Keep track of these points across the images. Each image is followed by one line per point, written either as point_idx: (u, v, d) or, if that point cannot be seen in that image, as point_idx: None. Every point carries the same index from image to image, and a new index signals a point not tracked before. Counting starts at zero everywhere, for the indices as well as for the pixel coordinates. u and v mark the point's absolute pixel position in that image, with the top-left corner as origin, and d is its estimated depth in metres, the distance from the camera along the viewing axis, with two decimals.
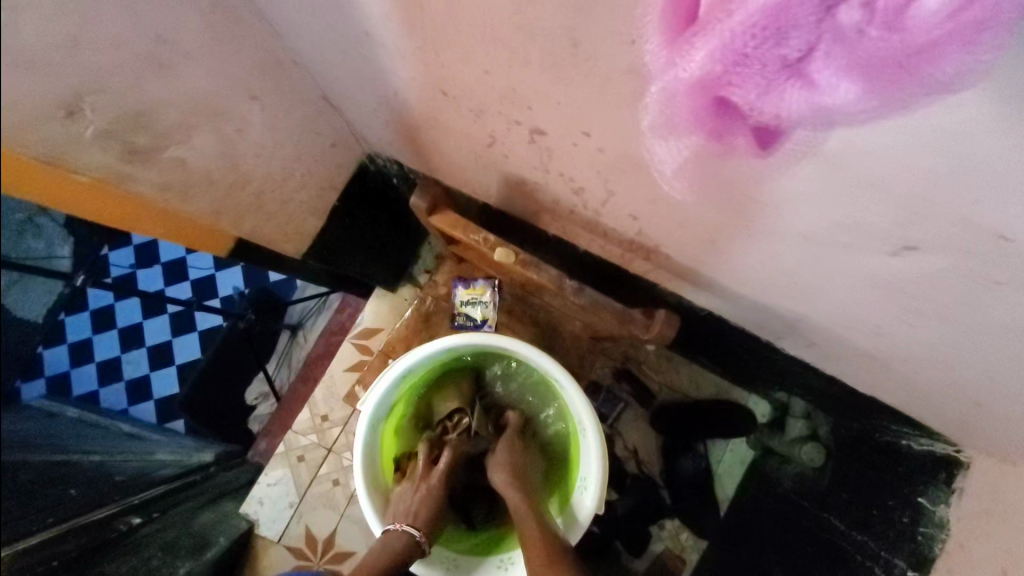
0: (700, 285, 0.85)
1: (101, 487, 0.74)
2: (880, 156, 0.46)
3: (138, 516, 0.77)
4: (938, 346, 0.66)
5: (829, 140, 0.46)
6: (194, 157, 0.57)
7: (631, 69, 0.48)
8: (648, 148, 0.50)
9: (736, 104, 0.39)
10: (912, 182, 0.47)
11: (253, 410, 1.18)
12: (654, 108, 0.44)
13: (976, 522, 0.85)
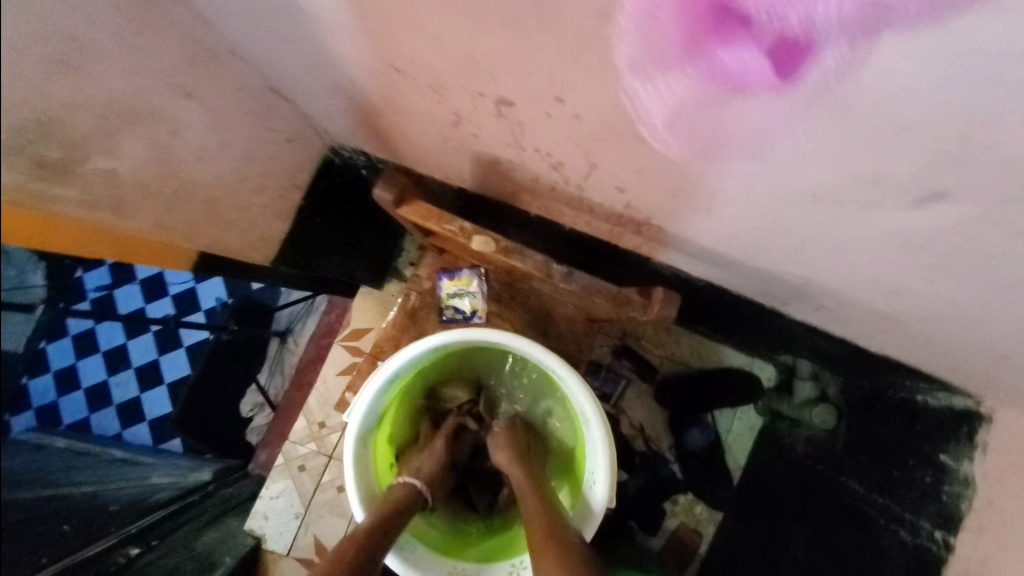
0: (687, 252, 0.71)
1: (95, 520, 1.10)
2: (913, 80, 0.33)
3: (135, 546, 1.10)
4: (964, 307, 0.52)
5: (860, 67, 0.33)
6: (126, 166, 0.52)
7: (607, 18, 0.36)
8: (638, 99, 0.42)
9: (747, 9, 0.30)
10: (948, 111, 0.34)
11: (250, 421, 1.58)
12: (642, 36, 0.36)
13: (1005, 475, 0.76)
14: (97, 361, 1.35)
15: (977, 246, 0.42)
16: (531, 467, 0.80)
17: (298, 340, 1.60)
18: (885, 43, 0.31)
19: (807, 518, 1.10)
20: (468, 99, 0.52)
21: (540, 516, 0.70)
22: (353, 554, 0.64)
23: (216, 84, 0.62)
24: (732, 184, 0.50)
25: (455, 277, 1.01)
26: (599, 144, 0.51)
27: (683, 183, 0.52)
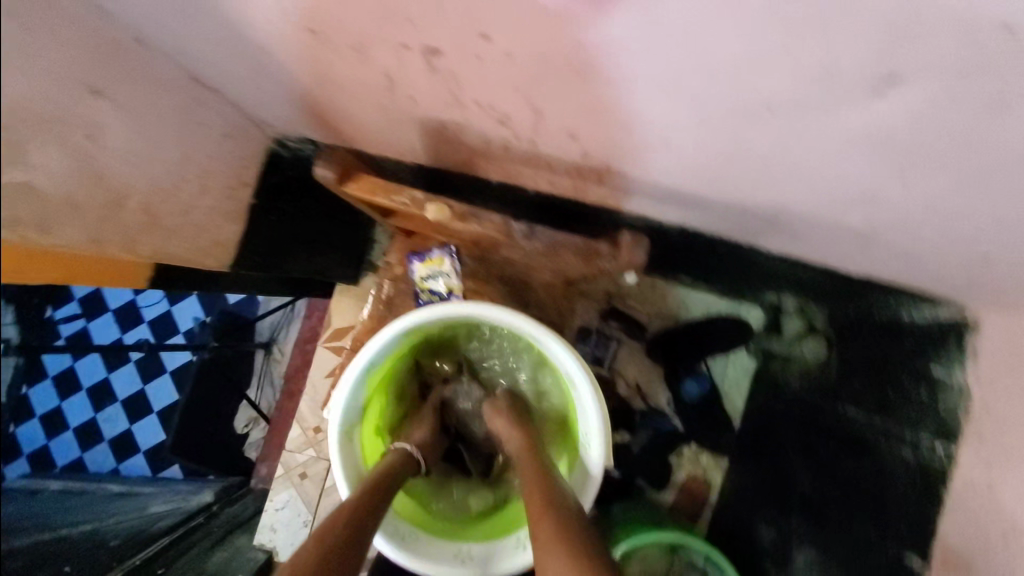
0: (651, 195, 0.69)
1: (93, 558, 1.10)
2: None
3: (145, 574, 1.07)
4: (937, 206, 0.50)
5: None
6: (40, 178, 0.47)
7: None
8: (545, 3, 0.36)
9: None
10: None
11: (246, 437, 1.56)
12: None
13: (996, 379, 0.75)
14: (82, 396, 1.42)
15: (958, 130, 0.38)
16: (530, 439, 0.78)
17: (284, 349, 1.58)
18: None
19: (812, 450, 1.09)
20: (396, 55, 0.48)
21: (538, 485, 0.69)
22: (338, 531, 0.61)
23: (130, 79, 0.56)
24: (671, 105, 0.45)
25: (427, 258, 0.96)
26: (542, 87, 0.47)
27: (631, 115, 0.48)
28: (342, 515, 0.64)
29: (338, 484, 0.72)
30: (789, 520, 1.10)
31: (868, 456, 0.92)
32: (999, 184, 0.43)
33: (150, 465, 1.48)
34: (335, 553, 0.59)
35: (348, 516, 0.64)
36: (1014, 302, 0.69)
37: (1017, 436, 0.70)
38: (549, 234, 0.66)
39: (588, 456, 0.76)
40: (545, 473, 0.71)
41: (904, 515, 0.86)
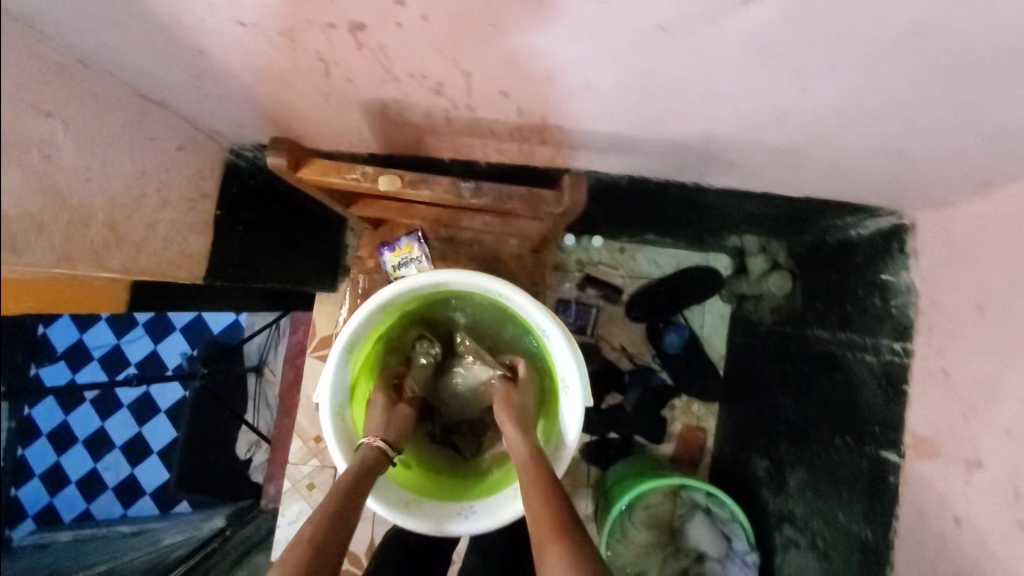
0: (593, 147, 0.73)
1: None
2: None
3: None
4: (844, 109, 0.54)
5: None
6: (11, 202, 0.49)
7: None
8: None
9: None
10: None
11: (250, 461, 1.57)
12: None
13: (935, 272, 0.79)
14: (80, 452, 1.43)
15: (828, 22, 0.42)
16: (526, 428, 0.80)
17: (275, 369, 1.59)
18: None
19: (790, 379, 1.12)
20: (324, 36, 0.51)
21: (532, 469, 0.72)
22: (328, 514, 0.64)
23: (78, 97, 0.59)
24: (579, 44, 0.48)
25: (396, 247, 0.97)
26: (466, 48, 0.50)
27: (549, 63, 0.52)
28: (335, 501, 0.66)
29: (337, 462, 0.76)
30: (778, 448, 1.12)
31: (840, 370, 0.96)
32: (887, 69, 0.47)
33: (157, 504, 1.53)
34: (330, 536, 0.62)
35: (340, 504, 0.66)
36: (945, 196, 0.74)
37: (960, 323, 0.73)
38: (495, 190, 0.68)
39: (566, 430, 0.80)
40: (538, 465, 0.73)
41: (878, 416, 0.86)
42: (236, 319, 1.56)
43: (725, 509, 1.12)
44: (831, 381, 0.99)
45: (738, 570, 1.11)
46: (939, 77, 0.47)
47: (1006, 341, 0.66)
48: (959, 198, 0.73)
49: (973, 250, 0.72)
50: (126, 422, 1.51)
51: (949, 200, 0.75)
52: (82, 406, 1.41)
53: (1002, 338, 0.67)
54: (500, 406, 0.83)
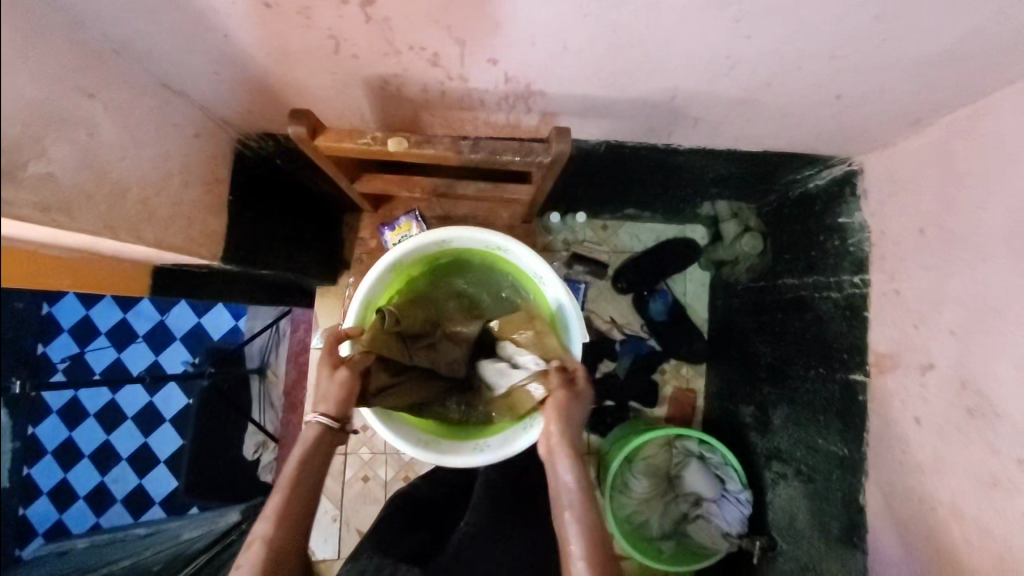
0: (572, 112, 0.81)
1: None
2: None
3: None
4: (785, 50, 0.63)
5: None
6: (59, 169, 0.57)
7: None
8: None
9: None
10: None
11: (260, 460, 1.49)
12: None
13: (881, 206, 0.88)
14: (88, 465, 1.48)
15: None
16: (574, 441, 0.77)
17: (278, 370, 1.53)
18: None
19: (767, 327, 1.20)
20: (335, 11, 0.58)
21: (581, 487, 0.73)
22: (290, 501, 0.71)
23: (113, 84, 0.66)
24: (556, 4, 0.56)
25: (395, 226, 1.08)
26: (459, 15, 0.58)
27: (532, 24, 0.60)
28: (287, 494, 0.71)
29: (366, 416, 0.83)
30: (762, 393, 1.20)
31: (808, 309, 1.06)
32: (811, 11, 0.56)
33: (166, 510, 1.47)
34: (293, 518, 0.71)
35: (295, 496, 0.72)
36: (886, 136, 0.83)
37: (904, 248, 0.83)
38: (491, 147, 0.75)
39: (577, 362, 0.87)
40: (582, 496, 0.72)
41: (845, 343, 0.95)
42: (234, 325, 1.54)
43: (716, 452, 1.20)
44: (801, 321, 1.08)
45: (735, 507, 1.17)
46: (858, 12, 0.56)
47: (946, 254, 0.75)
48: (897, 137, 0.83)
49: (910, 181, 0.82)
50: (131, 435, 1.51)
51: (890, 140, 0.85)
52: (87, 418, 1.49)
53: (941, 251, 0.76)
54: (554, 403, 0.79)
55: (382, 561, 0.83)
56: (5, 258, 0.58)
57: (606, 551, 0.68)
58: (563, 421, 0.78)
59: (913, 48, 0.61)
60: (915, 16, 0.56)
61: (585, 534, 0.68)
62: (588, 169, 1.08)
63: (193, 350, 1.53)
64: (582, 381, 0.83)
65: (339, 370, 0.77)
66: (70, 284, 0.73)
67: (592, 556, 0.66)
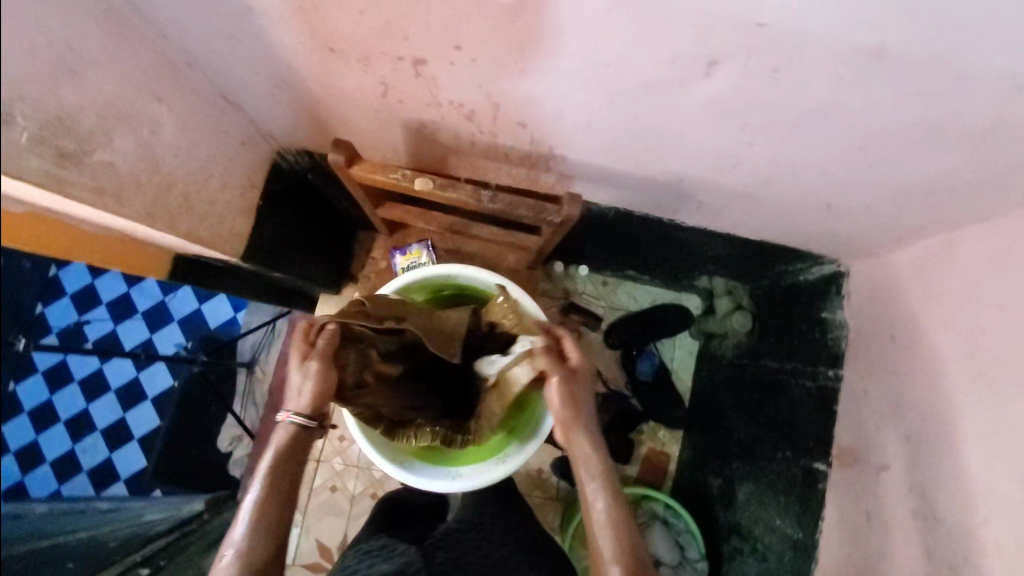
0: (588, 178, 0.88)
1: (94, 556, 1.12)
2: None
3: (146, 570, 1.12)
4: (781, 159, 0.70)
5: None
6: (119, 159, 0.63)
7: None
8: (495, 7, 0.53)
9: None
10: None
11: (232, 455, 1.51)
12: None
13: (861, 310, 0.94)
14: (56, 434, 1.23)
15: (761, 94, 0.58)
16: (586, 423, 0.79)
17: (267, 368, 1.56)
18: None
19: (744, 404, 1.20)
20: (392, 65, 0.66)
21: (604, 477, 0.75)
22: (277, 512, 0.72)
23: (179, 89, 0.73)
24: (587, 91, 0.64)
25: (407, 251, 1.09)
26: (500, 85, 0.66)
27: (564, 100, 0.67)
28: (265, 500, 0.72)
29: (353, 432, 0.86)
30: (731, 467, 1.19)
31: (783, 393, 1.09)
32: (811, 134, 0.63)
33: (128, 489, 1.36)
34: (277, 524, 0.72)
35: (265, 516, 0.71)
36: (870, 247, 0.90)
37: (876, 351, 0.89)
38: (507, 200, 0.81)
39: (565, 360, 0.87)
40: (607, 483, 0.75)
41: (812, 432, 1.00)
42: (233, 316, 1.54)
43: (681, 520, 1.23)
44: (775, 404, 1.10)
45: None
46: (852, 136, 0.62)
47: (912, 364, 0.80)
48: (879, 249, 0.90)
49: (887, 291, 0.88)
50: (110, 408, 1.38)
51: (873, 250, 0.91)
52: (71, 383, 1.29)
53: (908, 361, 0.81)
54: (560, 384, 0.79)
55: (387, 541, 0.90)
56: (40, 229, 0.60)
57: (633, 541, 0.71)
58: (568, 406, 0.78)
59: (895, 177, 0.68)
60: (899, 150, 0.63)
61: (610, 531, 0.71)
62: (594, 227, 1.15)
63: (187, 335, 1.48)
64: (574, 353, 0.81)
65: (310, 361, 0.78)
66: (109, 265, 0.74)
67: (620, 550, 0.70)
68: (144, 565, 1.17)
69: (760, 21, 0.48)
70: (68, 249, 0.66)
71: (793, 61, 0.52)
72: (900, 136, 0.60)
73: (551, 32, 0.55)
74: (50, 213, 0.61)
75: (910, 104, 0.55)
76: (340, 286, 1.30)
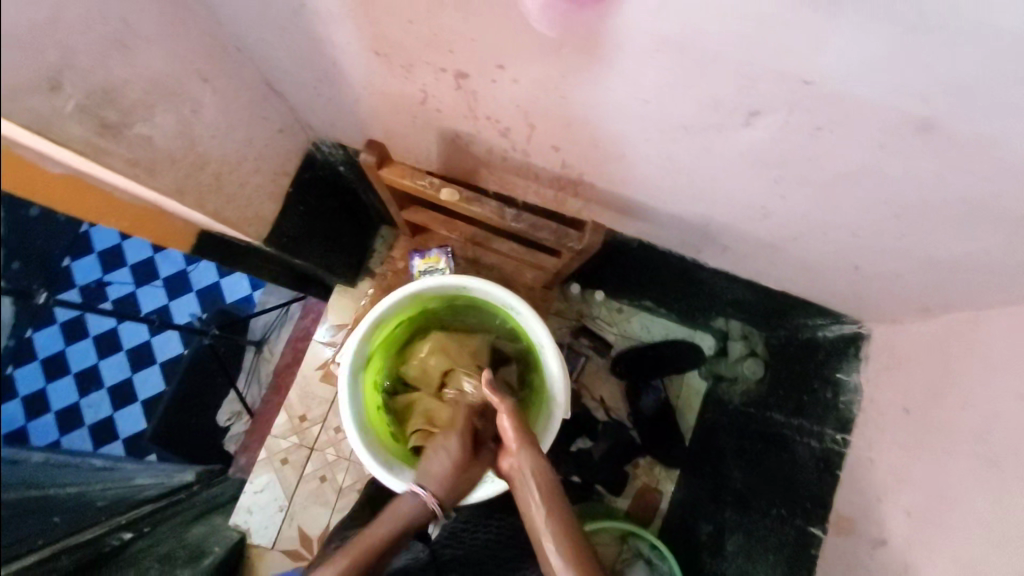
0: (614, 207, 0.87)
1: (82, 512, 1.03)
2: (713, 18, 0.45)
3: (129, 533, 1.10)
4: (812, 216, 0.69)
5: (667, 17, 0.47)
6: (157, 134, 0.65)
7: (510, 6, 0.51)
8: (543, 34, 0.53)
9: None
10: (723, 40, 0.47)
11: (227, 430, 1.54)
12: None
13: (878, 377, 0.92)
14: (68, 383, 1.14)
15: (797, 149, 0.57)
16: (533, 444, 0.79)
17: (274, 350, 1.64)
18: None
19: (745, 454, 1.17)
20: (434, 75, 0.67)
21: (554, 502, 0.75)
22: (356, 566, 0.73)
23: (225, 73, 0.75)
24: (624, 124, 0.64)
25: (425, 256, 1.09)
26: (539, 107, 0.66)
27: (601, 131, 0.66)
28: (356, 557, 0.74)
29: (352, 444, 0.83)
30: (722, 515, 1.15)
31: (786, 449, 1.06)
32: (843, 196, 0.62)
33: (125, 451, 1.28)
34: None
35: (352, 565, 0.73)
36: (895, 313, 0.88)
37: (889, 421, 0.86)
38: (530, 221, 0.81)
39: (558, 396, 0.87)
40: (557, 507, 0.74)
41: (811, 493, 0.98)
42: (250, 294, 1.55)
43: (666, 563, 1.18)
44: (776, 459, 1.08)
45: None
46: (888, 202, 0.60)
47: (921, 440, 0.78)
48: (904, 316, 0.87)
49: (908, 361, 0.85)
50: (119, 365, 1.29)
51: (898, 318, 0.88)
52: (86, 339, 1.18)
53: (919, 437, 0.79)
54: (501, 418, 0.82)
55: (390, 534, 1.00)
56: (67, 193, 0.59)
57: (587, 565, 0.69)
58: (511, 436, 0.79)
59: (927, 251, 0.66)
60: (935, 223, 0.61)
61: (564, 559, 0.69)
62: (616, 254, 1.14)
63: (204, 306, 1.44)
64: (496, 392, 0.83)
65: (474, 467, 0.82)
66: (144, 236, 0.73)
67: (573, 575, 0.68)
68: (128, 526, 1.10)
69: (806, 79, 0.48)
70: (106, 219, 0.65)
71: (836, 121, 0.51)
72: (940, 210, 0.58)
73: (596, 64, 0.55)
74: (83, 176, 0.60)
75: (952, 179, 0.53)
76: (356, 279, 1.32)
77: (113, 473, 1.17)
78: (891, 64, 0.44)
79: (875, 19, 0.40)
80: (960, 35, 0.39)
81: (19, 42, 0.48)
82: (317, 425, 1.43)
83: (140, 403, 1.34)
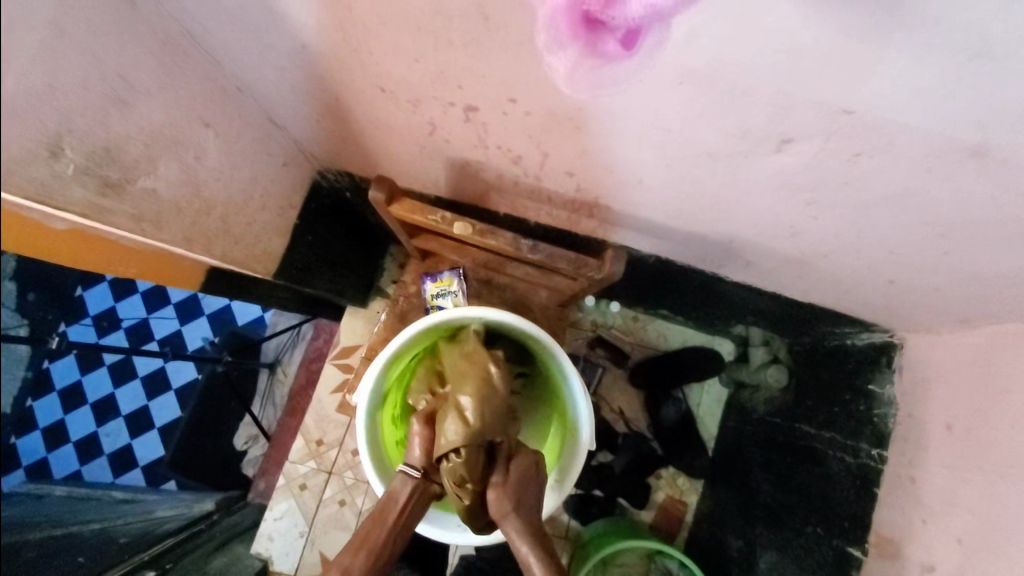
0: (629, 227, 0.84)
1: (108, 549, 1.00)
2: (746, 62, 0.44)
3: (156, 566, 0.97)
4: (844, 234, 0.66)
5: (697, 52, 0.44)
6: (162, 186, 0.63)
7: (524, 44, 0.49)
8: (572, 89, 0.52)
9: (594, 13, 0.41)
10: (760, 79, 0.46)
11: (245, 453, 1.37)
12: (535, 15, 0.45)
13: (917, 391, 0.89)
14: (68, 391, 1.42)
15: (832, 171, 0.54)
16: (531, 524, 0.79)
17: (289, 369, 1.41)
18: (681, 23, 0.42)
19: (772, 466, 1.12)
20: (442, 110, 0.65)
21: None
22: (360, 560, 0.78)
23: (227, 115, 0.73)
24: (644, 155, 0.62)
25: (437, 279, 1.02)
26: (552, 137, 0.63)
27: (618, 158, 0.64)
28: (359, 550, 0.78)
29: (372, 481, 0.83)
30: (754, 529, 1.11)
31: (819, 464, 1.04)
32: (879, 216, 0.59)
33: (145, 478, 1.39)
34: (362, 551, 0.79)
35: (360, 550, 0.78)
36: (930, 324, 0.84)
37: (931, 437, 0.83)
38: (547, 251, 0.78)
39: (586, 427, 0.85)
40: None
41: (847, 511, 0.98)
42: (261, 315, 1.44)
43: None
44: (808, 473, 1.05)
45: None
46: (931, 221, 0.57)
47: (970, 460, 0.74)
48: (940, 327, 0.84)
49: (948, 375, 0.82)
50: (136, 393, 1.45)
51: (933, 328, 0.85)
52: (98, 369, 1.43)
53: (967, 455, 0.75)
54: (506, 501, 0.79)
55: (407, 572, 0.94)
56: (46, 245, 0.54)
57: None
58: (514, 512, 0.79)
59: (971, 267, 0.63)
60: (982, 242, 0.57)
61: None
62: (632, 270, 1.10)
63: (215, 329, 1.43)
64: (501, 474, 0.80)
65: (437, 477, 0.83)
66: (137, 274, 0.66)
67: None
68: (149, 565, 0.97)
69: (847, 108, 0.46)
70: (92, 262, 0.60)
71: (878, 148, 0.49)
72: (990, 229, 0.55)
73: (618, 100, 0.53)
74: (85, 230, 0.56)
75: (1005, 202, 0.49)
76: (366, 300, 1.30)
77: (134, 507, 1.21)
78: (946, 93, 0.41)
79: (926, 49, 0.38)
80: (1019, 68, 0.37)
81: (32, 114, 0.46)
82: (334, 448, 1.27)
83: (157, 429, 1.44)
